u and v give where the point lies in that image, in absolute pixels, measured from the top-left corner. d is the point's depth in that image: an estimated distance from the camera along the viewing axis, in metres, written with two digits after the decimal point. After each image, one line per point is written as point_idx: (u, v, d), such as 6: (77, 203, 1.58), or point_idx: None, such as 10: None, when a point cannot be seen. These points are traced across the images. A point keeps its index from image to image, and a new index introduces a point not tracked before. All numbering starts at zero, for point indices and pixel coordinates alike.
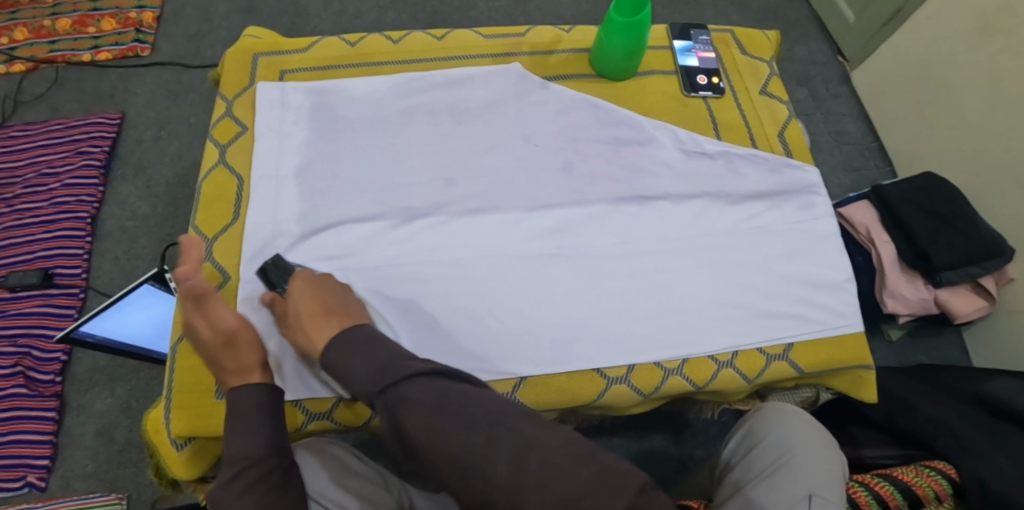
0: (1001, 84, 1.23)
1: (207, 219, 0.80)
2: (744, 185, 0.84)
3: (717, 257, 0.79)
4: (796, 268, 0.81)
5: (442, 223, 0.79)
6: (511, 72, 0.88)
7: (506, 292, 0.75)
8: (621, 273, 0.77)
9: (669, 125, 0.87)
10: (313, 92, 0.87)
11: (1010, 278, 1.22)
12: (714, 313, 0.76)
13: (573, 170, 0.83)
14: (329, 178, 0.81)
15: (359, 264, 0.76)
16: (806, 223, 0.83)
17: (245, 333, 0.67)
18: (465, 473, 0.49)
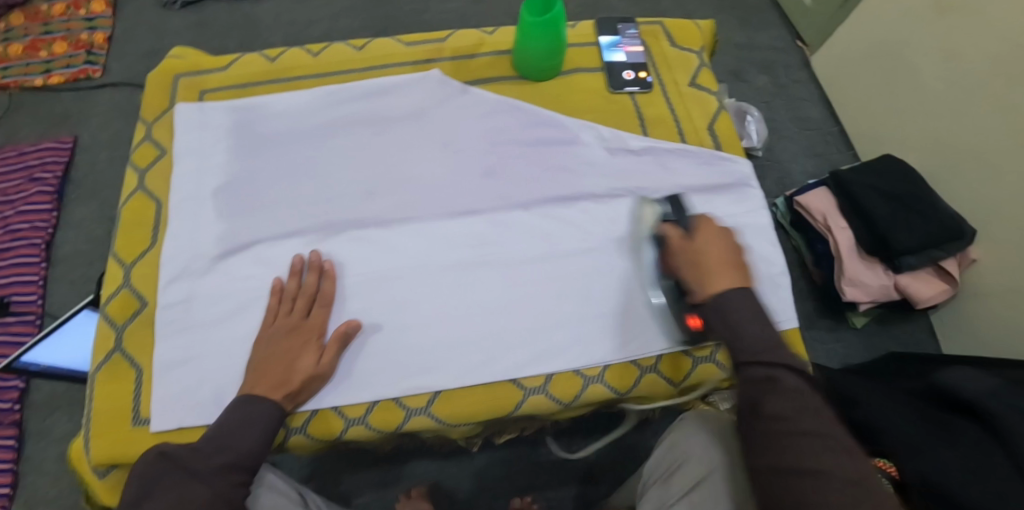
0: (957, 59, 1.19)
1: (126, 244, 0.79)
2: (674, 181, 0.82)
3: (645, 257, 0.77)
4: None
5: (361, 237, 0.77)
6: (431, 78, 0.86)
7: (427, 304, 0.73)
8: (543, 279, 0.75)
9: (593, 123, 0.85)
10: (236, 109, 0.85)
11: (972, 259, 1.19)
12: (640, 316, 0.73)
13: (496, 175, 0.81)
14: (250, 197, 0.80)
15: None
16: (738, 217, 0.81)
17: (280, 346, 0.68)
18: (781, 455, 0.56)
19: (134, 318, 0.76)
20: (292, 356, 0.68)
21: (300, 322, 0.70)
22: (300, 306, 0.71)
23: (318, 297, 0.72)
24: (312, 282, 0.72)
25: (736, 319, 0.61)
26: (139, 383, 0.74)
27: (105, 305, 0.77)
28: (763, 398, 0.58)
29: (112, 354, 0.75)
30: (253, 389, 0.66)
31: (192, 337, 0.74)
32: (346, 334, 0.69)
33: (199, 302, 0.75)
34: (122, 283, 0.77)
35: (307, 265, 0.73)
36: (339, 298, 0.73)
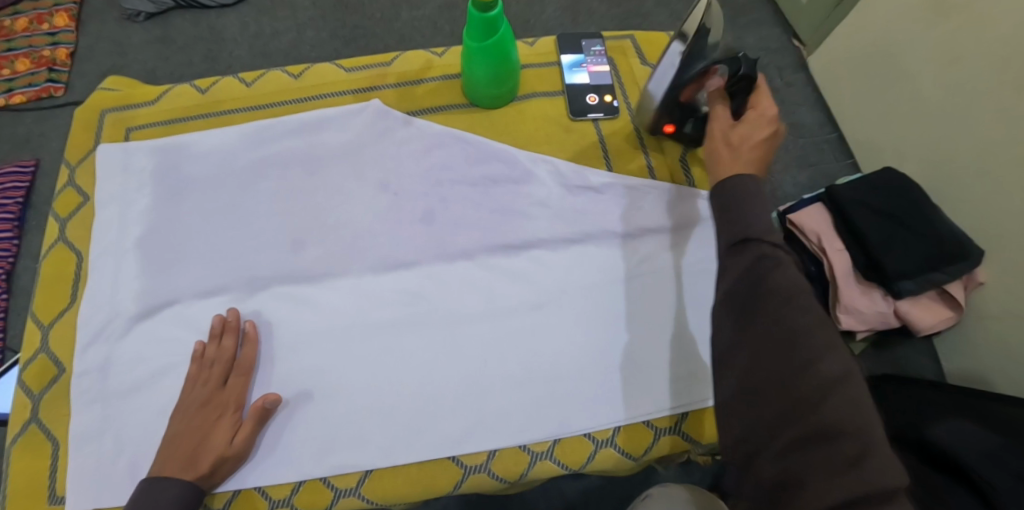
0: (961, 63, 1.09)
1: (45, 302, 0.73)
2: (637, 223, 0.74)
3: (601, 311, 0.71)
4: (693, 317, 0.71)
5: (291, 294, 0.72)
6: (370, 109, 0.78)
7: (352, 368, 0.68)
8: (488, 338, 0.69)
9: (547, 156, 0.77)
10: (158, 149, 0.78)
11: (980, 282, 1.09)
12: (593, 379, 0.68)
13: (435, 219, 0.75)
14: (173, 247, 0.74)
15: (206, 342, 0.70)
16: (707, 262, 0.73)
17: (199, 417, 0.64)
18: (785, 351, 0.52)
19: (52, 386, 0.70)
20: (208, 431, 0.63)
21: (218, 392, 0.65)
22: (216, 374, 0.66)
23: (239, 365, 0.67)
24: (229, 348, 0.67)
25: (746, 202, 0.59)
26: (55, 459, 0.67)
27: (25, 370, 0.71)
28: (765, 277, 0.55)
29: (28, 425, 0.69)
30: (162, 470, 0.61)
31: (109, 408, 0.68)
32: (264, 408, 0.64)
33: (118, 369, 0.69)
34: (39, 347, 0.71)
35: (225, 327, 0.69)
36: (259, 365, 0.68)
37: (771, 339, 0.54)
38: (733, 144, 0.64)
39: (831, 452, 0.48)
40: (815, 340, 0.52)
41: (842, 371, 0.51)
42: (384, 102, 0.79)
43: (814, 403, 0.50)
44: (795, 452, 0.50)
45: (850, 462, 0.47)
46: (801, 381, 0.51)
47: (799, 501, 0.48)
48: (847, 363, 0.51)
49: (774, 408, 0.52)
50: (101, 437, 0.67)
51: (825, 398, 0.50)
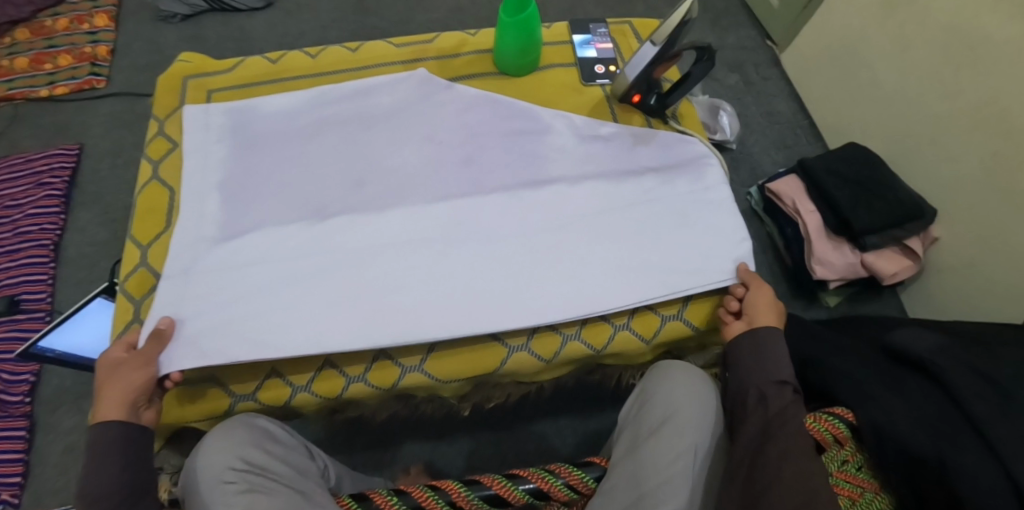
0: (909, 50, 1.28)
1: (143, 228, 0.85)
2: (638, 163, 0.90)
3: (614, 227, 0.85)
4: (690, 235, 0.85)
5: (353, 221, 0.84)
6: (415, 78, 0.94)
7: (406, 275, 0.80)
8: (524, 253, 0.82)
9: (565, 112, 0.93)
10: (231, 110, 0.91)
11: (935, 237, 1.27)
12: (610, 277, 0.81)
13: (474, 163, 0.89)
14: (248, 191, 0.86)
15: (278, 258, 0.81)
16: (700, 193, 0.88)
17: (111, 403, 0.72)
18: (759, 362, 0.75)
19: (151, 293, 0.81)
20: (124, 382, 0.71)
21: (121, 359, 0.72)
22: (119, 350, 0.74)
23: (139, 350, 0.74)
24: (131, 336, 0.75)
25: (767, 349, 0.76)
26: None
27: (125, 282, 0.82)
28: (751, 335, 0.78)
29: (131, 324, 0.79)
30: (105, 408, 0.69)
31: (193, 304, 0.78)
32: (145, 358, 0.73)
33: (199, 283, 0.79)
34: (139, 262, 0.83)
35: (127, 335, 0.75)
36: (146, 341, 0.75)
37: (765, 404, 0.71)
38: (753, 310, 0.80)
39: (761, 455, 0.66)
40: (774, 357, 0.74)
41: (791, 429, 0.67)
42: (429, 72, 0.94)
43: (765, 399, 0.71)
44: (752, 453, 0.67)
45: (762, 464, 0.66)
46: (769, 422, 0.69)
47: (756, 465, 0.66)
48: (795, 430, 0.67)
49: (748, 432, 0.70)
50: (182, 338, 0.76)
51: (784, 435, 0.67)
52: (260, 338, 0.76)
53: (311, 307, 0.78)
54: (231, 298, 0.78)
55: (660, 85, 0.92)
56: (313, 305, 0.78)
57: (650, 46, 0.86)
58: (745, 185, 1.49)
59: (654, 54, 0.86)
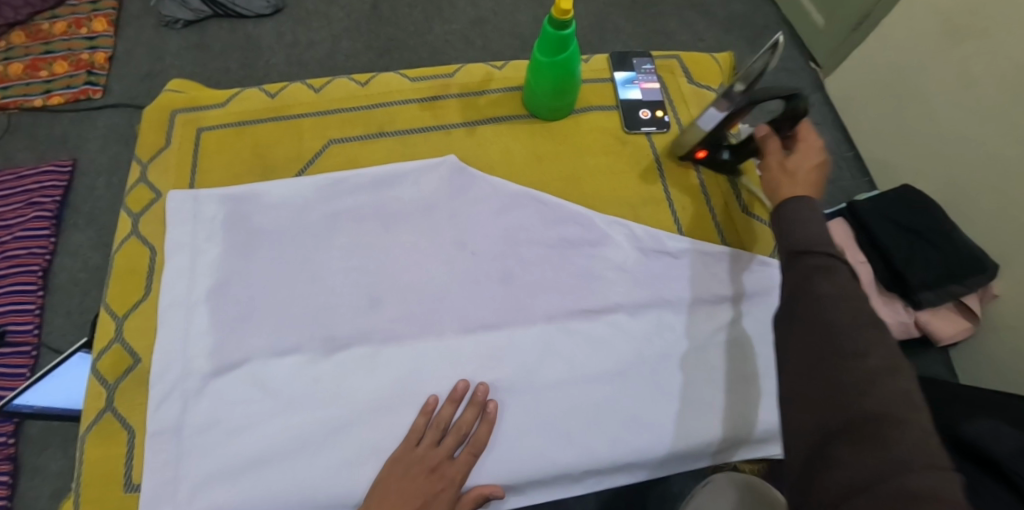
0: (979, 86, 1.16)
1: (117, 296, 0.77)
2: (709, 290, 0.73)
3: (682, 374, 0.69)
4: (751, 352, 0.71)
5: (368, 354, 0.70)
6: (447, 165, 0.79)
7: (416, 371, 0.69)
8: (561, 377, 0.69)
9: (622, 219, 0.77)
10: (231, 198, 0.78)
11: (994, 295, 1.16)
12: (673, 434, 0.67)
13: (514, 280, 0.73)
14: (246, 301, 0.73)
15: (279, 405, 0.69)
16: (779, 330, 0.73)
17: None
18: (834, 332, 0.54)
19: (127, 376, 0.73)
20: (406, 497, 0.62)
21: (409, 456, 0.64)
22: (447, 443, 0.65)
23: (463, 433, 0.65)
24: (481, 391, 0.67)
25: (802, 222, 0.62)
26: (131, 446, 0.70)
27: (98, 360, 0.74)
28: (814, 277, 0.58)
29: (103, 412, 0.71)
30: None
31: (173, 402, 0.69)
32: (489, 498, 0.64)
33: (185, 374, 0.70)
34: (113, 337, 0.75)
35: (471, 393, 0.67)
36: (493, 444, 0.66)
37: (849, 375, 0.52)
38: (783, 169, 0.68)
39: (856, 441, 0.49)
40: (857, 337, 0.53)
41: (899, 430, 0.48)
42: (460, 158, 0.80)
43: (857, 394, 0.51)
44: (836, 455, 0.49)
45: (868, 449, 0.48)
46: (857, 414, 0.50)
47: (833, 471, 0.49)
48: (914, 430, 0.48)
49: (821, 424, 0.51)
50: (176, 496, 0.66)
51: (891, 428, 0.48)
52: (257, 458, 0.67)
53: (304, 415, 0.68)
54: (213, 404, 0.69)
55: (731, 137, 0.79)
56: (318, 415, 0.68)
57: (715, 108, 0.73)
58: None
59: (723, 116, 0.73)
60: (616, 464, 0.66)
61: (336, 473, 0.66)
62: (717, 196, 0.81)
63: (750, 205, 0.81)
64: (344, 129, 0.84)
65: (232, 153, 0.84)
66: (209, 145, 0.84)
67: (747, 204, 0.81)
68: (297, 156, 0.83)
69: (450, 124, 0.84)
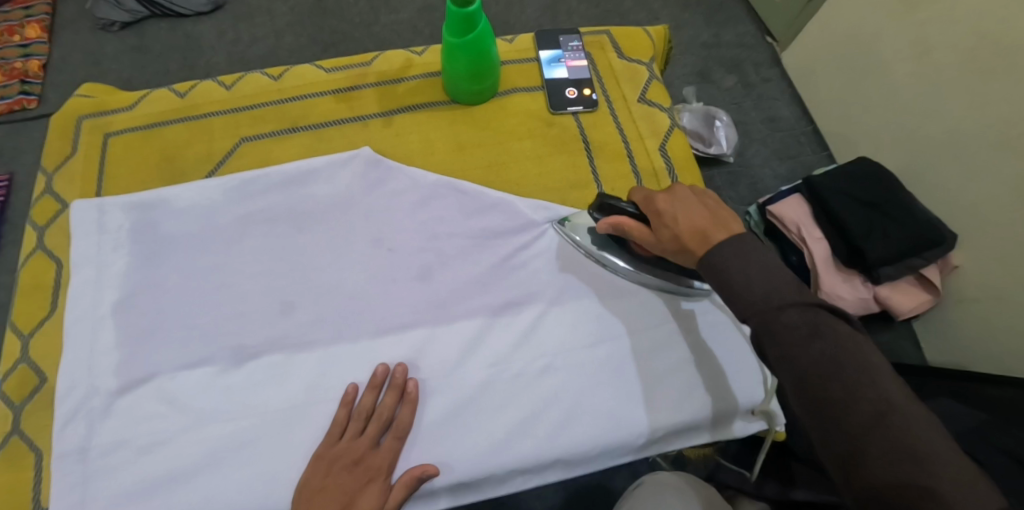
0: (932, 54, 1.13)
1: (23, 313, 0.72)
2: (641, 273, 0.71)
3: (613, 366, 0.67)
4: (688, 336, 0.69)
5: (281, 365, 0.67)
6: (361, 157, 0.76)
7: (326, 377, 0.66)
8: (485, 371, 0.66)
9: (546, 205, 0.74)
10: (136, 206, 0.74)
11: (955, 265, 1.14)
12: (604, 424, 0.64)
13: (433, 277, 0.70)
14: (152, 313, 0.69)
15: (187, 421, 0.65)
16: (716, 312, 0.70)
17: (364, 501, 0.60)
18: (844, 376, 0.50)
19: (33, 397, 0.69)
20: (335, 484, 0.60)
21: (331, 451, 0.61)
22: (370, 431, 0.62)
23: (385, 420, 0.63)
24: (400, 371, 0.64)
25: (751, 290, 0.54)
26: (39, 470, 0.66)
27: (3, 382, 0.70)
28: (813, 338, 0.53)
29: (10, 437, 0.68)
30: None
31: (79, 427, 0.65)
32: (422, 479, 0.60)
33: (90, 397, 0.66)
34: (19, 358, 0.71)
35: (390, 377, 0.65)
36: (418, 427, 0.63)
37: (800, 388, 0.51)
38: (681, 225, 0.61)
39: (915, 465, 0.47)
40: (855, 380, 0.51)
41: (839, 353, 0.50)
42: (374, 150, 0.76)
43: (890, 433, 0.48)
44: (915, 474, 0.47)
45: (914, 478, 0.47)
46: (851, 405, 0.48)
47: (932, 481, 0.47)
48: (847, 342, 0.51)
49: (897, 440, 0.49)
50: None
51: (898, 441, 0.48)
52: (165, 479, 0.63)
53: (220, 430, 0.65)
54: (120, 425, 0.65)
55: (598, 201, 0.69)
56: (231, 431, 0.64)
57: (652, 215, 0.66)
58: (744, 203, 1.35)
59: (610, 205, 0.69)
60: (544, 463, 0.63)
61: (248, 489, 0.62)
62: (647, 174, 0.78)
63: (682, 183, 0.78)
64: (255, 125, 0.79)
65: (139, 158, 0.79)
66: (118, 151, 0.80)
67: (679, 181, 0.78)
68: (206, 157, 0.78)
69: (367, 115, 0.80)
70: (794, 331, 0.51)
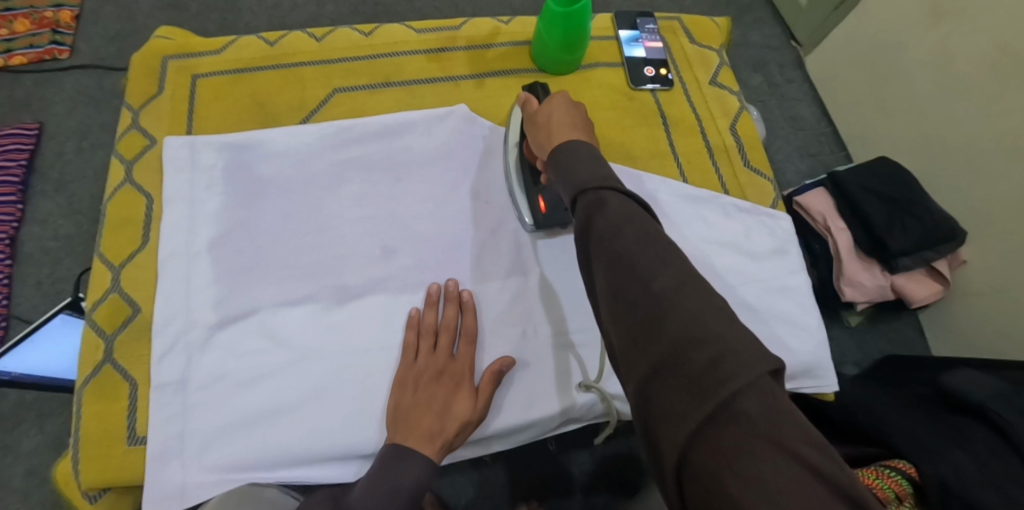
0: (954, 65, 1.22)
1: (114, 245, 0.71)
2: (717, 238, 0.77)
3: None
4: (760, 298, 0.75)
5: (385, 300, 0.70)
6: (457, 114, 0.80)
7: None
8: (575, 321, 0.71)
9: (625, 167, 0.79)
10: (232, 147, 0.75)
11: (963, 260, 1.23)
12: None
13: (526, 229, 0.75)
14: (253, 251, 0.71)
15: (289, 355, 0.66)
16: (783, 278, 0.77)
17: (456, 409, 0.62)
18: (629, 281, 0.49)
19: (126, 326, 0.67)
20: (434, 397, 0.62)
21: (413, 369, 0.64)
22: (444, 343, 0.66)
23: (455, 329, 0.67)
24: (452, 287, 0.68)
25: (569, 161, 0.59)
26: (133, 399, 0.64)
27: (92, 311, 0.68)
28: (593, 216, 0.53)
29: (101, 366, 0.65)
30: (404, 442, 0.59)
31: (177, 360, 0.65)
32: (501, 372, 0.65)
33: (191, 329, 0.66)
34: (110, 288, 0.69)
35: (444, 294, 0.69)
36: (480, 331, 0.68)
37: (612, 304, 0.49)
38: (543, 120, 0.67)
39: (685, 370, 0.43)
40: (648, 263, 0.49)
41: (678, 296, 0.47)
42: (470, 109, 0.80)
43: (659, 326, 0.46)
44: (655, 391, 0.44)
45: (692, 375, 0.43)
46: (659, 321, 0.46)
47: (704, 380, 0.42)
48: (689, 277, 0.48)
49: (648, 354, 0.45)
50: (186, 451, 0.62)
51: (671, 317, 0.46)
52: (265, 414, 0.63)
53: (324, 364, 0.66)
54: (222, 359, 0.65)
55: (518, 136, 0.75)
56: (334, 363, 0.66)
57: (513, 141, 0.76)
58: None
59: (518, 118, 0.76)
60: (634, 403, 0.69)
61: (356, 420, 0.64)
62: (720, 150, 0.84)
63: (751, 159, 0.84)
64: (347, 78, 0.83)
65: (231, 102, 0.81)
66: (207, 93, 0.81)
67: (748, 158, 0.84)
68: (300, 105, 0.81)
69: (458, 77, 0.84)
70: (638, 273, 0.49)
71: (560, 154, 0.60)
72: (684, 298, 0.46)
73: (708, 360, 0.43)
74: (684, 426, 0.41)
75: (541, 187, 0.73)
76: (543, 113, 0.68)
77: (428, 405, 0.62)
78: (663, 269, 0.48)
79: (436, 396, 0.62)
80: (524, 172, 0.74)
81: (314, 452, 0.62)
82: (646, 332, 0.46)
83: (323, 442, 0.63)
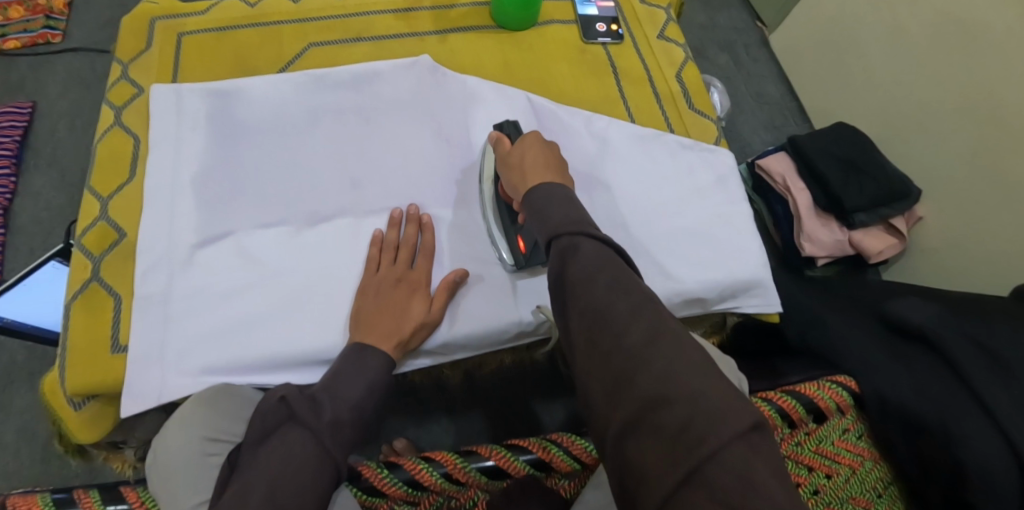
0: (904, 34, 1.28)
1: (102, 179, 0.77)
2: (663, 171, 0.83)
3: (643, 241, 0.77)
4: (704, 224, 0.80)
5: (353, 227, 0.75)
6: (422, 64, 0.85)
7: None
8: None
9: (575, 108, 0.85)
10: (211, 93, 0.81)
11: (919, 217, 1.28)
12: None
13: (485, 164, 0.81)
14: (230, 183, 0.76)
15: (263, 274, 0.71)
16: (725, 207, 0.82)
17: (414, 314, 0.68)
18: (602, 329, 0.52)
19: (113, 249, 0.72)
20: (394, 302, 0.68)
21: (375, 278, 0.70)
22: (403, 257, 0.71)
23: (415, 246, 0.73)
24: (414, 209, 0.74)
25: (544, 207, 0.62)
26: (118, 313, 0.69)
27: (82, 237, 0.73)
28: (568, 265, 0.57)
29: (88, 283, 0.70)
30: (365, 338, 0.65)
31: (159, 276, 0.70)
32: (456, 283, 0.71)
33: (173, 249, 0.71)
34: (99, 215, 0.74)
35: (406, 217, 0.75)
36: (438, 250, 0.74)
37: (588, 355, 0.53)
38: (518, 160, 0.70)
39: (662, 429, 0.45)
40: (620, 314, 0.52)
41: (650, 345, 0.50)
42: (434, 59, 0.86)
43: (631, 380, 0.49)
44: (632, 448, 0.47)
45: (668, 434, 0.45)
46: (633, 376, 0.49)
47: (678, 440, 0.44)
48: (661, 326, 0.51)
49: (622, 411, 0.48)
50: (165, 357, 0.66)
51: (644, 373, 0.48)
52: (239, 327, 0.68)
53: (296, 284, 0.71)
54: (201, 276, 0.70)
55: (492, 177, 0.76)
56: (305, 281, 0.71)
57: (489, 183, 0.76)
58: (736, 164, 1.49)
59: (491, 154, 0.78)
60: None
61: (323, 332, 0.69)
62: (667, 97, 0.89)
63: (696, 104, 0.90)
64: (320, 35, 0.89)
65: (211, 56, 0.86)
66: (190, 49, 0.87)
67: (694, 104, 0.90)
68: (276, 58, 0.87)
69: (423, 32, 0.90)
70: (614, 321, 0.52)
71: (536, 194, 0.64)
72: (657, 355, 0.49)
73: (681, 420, 0.45)
74: (660, 487, 0.44)
75: (518, 227, 0.72)
76: (515, 155, 0.71)
77: (388, 309, 0.67)
78: (633, 316, 0.52)
79: (395, 302, 0.68)
80: (502, 212, 0.74)
81: (284, 360, 0.67)
82: (621, 386, 0.49)
83: (294, 352, 0.68)
